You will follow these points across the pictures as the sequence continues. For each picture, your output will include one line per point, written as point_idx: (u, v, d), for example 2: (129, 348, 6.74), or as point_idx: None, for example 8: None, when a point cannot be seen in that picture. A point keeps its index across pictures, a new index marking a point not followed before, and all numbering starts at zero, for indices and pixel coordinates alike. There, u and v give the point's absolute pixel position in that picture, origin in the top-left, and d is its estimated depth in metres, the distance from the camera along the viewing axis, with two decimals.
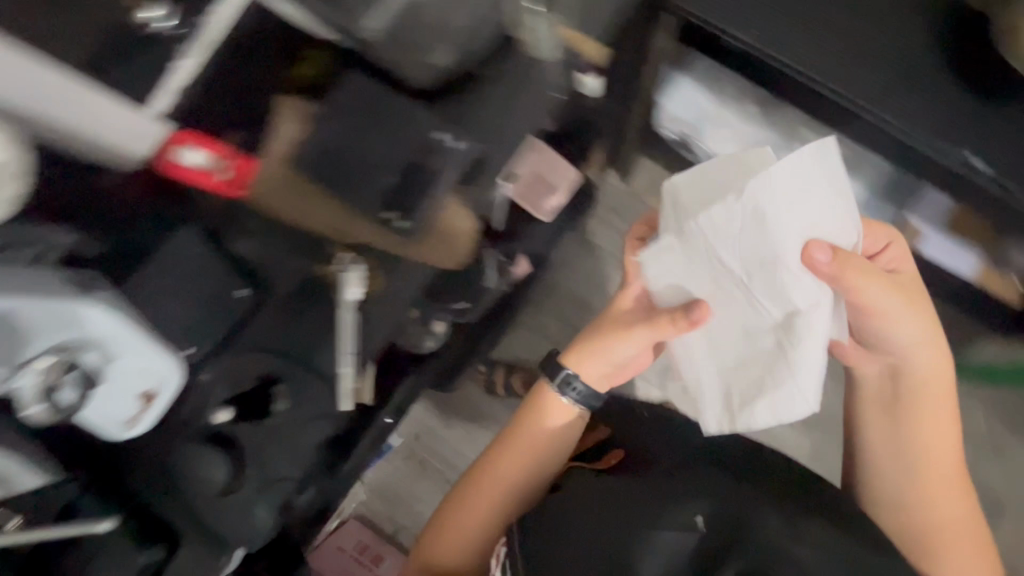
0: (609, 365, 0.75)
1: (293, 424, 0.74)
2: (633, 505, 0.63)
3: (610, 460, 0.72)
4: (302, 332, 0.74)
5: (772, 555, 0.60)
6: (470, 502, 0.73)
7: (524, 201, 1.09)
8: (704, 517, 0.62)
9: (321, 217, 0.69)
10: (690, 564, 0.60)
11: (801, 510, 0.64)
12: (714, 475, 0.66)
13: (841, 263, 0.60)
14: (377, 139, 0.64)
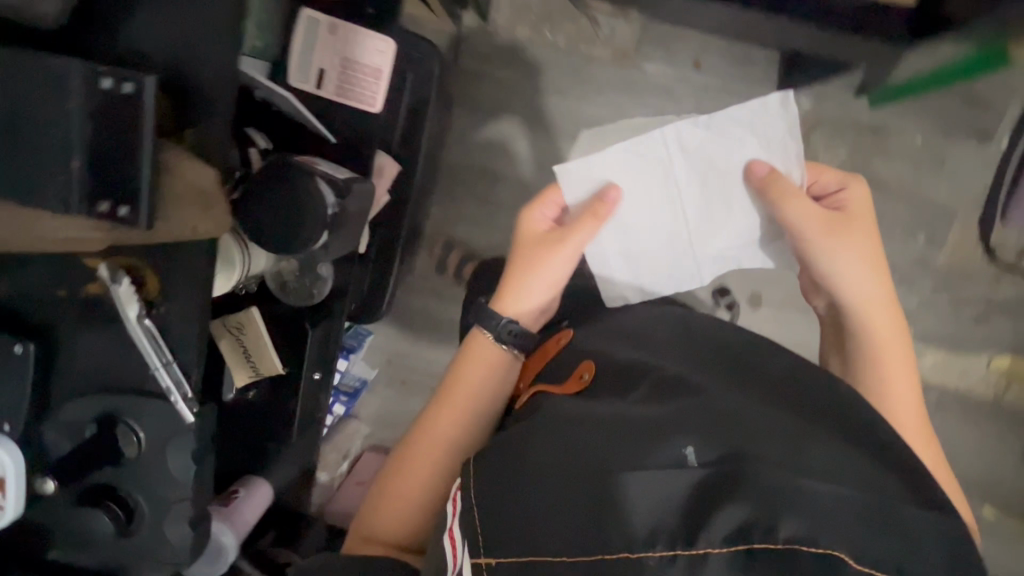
0: (543, 252, 0.76)
1: (154, 446, 0.62)
2: (612, 444, 0.50)
3: (581, 376, 0.65)
4: (112, 357, 0.60)
5: (784, 485, 0.44)
6: (409, 467, 0.72)
7: (342, 99, 0.95)
8: (697, 451, 0.48)
9: (261, 220, 0.82)
10: (684, 512, 0.45)
11: (813, 439, 0.50)
12: (721, 398, 0.54)
13: (778, 181, 0.73)
14: (30, 108, 0.48)
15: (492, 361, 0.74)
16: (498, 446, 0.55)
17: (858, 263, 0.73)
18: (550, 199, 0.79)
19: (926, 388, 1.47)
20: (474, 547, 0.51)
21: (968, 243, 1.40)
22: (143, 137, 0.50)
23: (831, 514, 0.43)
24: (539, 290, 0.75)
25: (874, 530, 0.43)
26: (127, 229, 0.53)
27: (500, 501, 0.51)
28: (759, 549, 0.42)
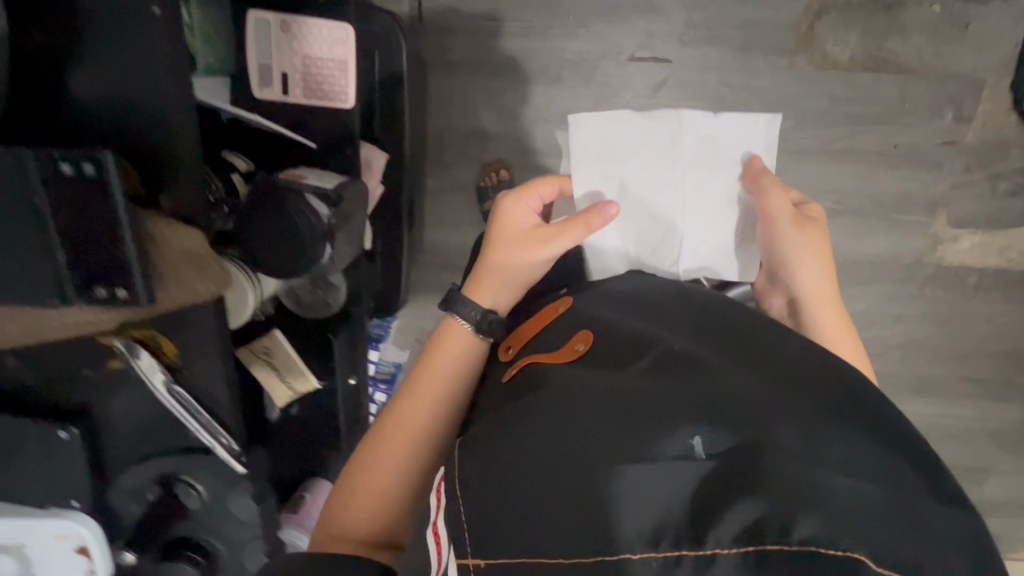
0: (521, 255, 0.73)
1: (216, 494, 0.66)
2: (614, 432, 0.48)
3: (576, 348, 0.60)
4: (154, 423, 0.61)
5: (796, 479, 0.41)
6: (375, 469, 0.71)
7: (312, 102, 0.88)
8: (704, 440, 0.45)
9: (263, 254, 0.80)
10: (687, 509, 0.43)
11: (832, 421, 0.46)
12: (734, 378, 0.50)
13: (769, 178, 0.72)
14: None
15: (459, 346, 0.74)
16: (496, 431, 0.52)
17: (817, 266, 0.76)
18: (538, 190, 0.76)
19: (965, 272, 1.42)
20: (463, 544, 0.49)
21: (1001, 111, 1.30)
22: (118, 217, 0.47)
23: (849, 511, 0.39)
24: (514, 282, 0.75)
25: (900, 529, 0.39)
26: (131, 308, 0.52)
27: (498, 493, 0.49)
28: (773, 551, 0.38)
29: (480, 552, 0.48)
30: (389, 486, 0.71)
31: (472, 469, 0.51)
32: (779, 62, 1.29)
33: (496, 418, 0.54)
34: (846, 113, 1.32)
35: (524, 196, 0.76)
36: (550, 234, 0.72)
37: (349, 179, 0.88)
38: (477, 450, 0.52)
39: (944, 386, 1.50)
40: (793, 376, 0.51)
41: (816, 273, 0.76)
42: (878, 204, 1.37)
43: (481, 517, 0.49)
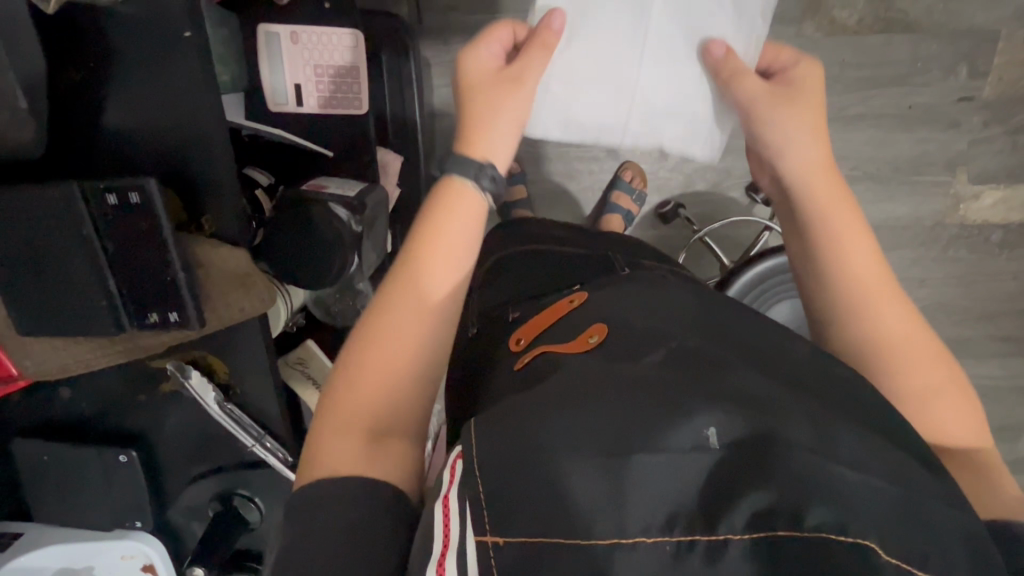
0: (480, 109, 0.60)
1: (272, 503, 0.67)
2: (629, 416, 0.45)
3: (589, 340, 0.57)
4: (208, 443, 0.63)
5: (808, 470, 0.41)
6: (361, 386, 0.56)
7: (327, 111, 0.89)
8: (720, 431, 0.43)
9: (289, 261, 0.80)
10: (701, 499, 0.41)
11: (838, 417, 0.46)
12: (744, 377, 0.48)
13: (734, 64, 0.61)
14: (51, 242, 0.49)
15: (468, 213, 0.59)
16: (504, 414, 0.47)
17: (810, 145, 0.61)
18: (496, 38, 0.61)
19: (989, 230, 1.40)
20: (478, 522, 0.43)
21: (1018, 63, 1.27)
22: (163, 241, 0.49)
23: (855, 504, 0.40)
24: (500, 144, 0.61)
25: (900, 522, 0.40)
26: (178, 331, 0.53)
27: (510, 470, 0.43)
28: (783, 538, 0.38)
29: (499, 533, 0.42)
30: (395, 384, 0.56)
31: (482, 453, 0.45)
32: (786, 31, 1.27)
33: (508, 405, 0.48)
34: (858, 78, 1.29)
35: (481, 47, 0.61)
36: (519, 81, 0.60)
37: (369, 185, 0.88)
38: (485, 433, 0.46)
39: (976, 346, 1.49)
40: (794, 375, 0.50)
41: (808, 154, 0.61)
42: (897, 168, 1.35)
43: (489, 494, 0.43)
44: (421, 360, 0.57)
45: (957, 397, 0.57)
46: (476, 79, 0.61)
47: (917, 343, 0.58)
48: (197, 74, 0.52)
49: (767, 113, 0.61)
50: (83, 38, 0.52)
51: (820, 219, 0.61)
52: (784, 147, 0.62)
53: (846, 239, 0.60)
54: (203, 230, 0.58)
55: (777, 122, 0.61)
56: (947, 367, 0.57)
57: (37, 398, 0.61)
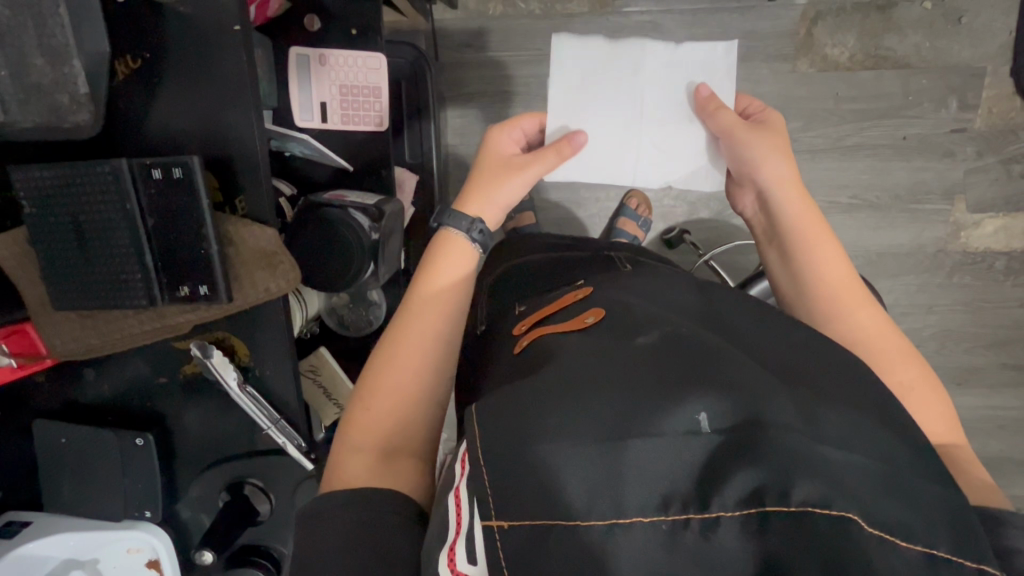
0: (489, 182, 0.71)
1: (281, 491, 0.68)
2: (625, 402, 0.41)
3: (585, 319, 0.55)
4: (223, 427, 0.67)
5: (798, 449, 0.37)
6: (372, 408, 0.59)
7: (348, 126, 0.94)
8: (712, 416, 0.40)
9: (311, 264, 0.83)
10: (694, 481, 0.38)
11: (826, 400, 0.43)
12: (742, 365, 0.44)
13: (717, 101, 0.70)
14: (96, 215, 0.55)
15: (464, 258, 0.67)
16: (506, 402, 0.43)
17: (785, 168, 0.67)
18: (521, 123, 0.74)
19: (992, 257, 1.42)
20: (484, 504, 0.40)
21: (1007, 96, 1.33)
22: (201, 214, 0.55)
23: (849, 483, 0.36)
24: (507, 197, 0.71)
25: (889, 495, 0.37)
26: (208, 304, 0.58)
27: (510, 465, 0.40)
28: (773, 512, 0.35)
29: (502, 517, 0.39)
30: (403, 406, 0.60)
31: (485, 443, 0.41)
32: (781, 68, 1.34)
33: (517, 390, 0.44)
34: (852, 110, 1.36)
35: (508, 130, 0.74)
36: (528, 159, 0.70)
37: (387, 198, 0.91)
38: (487, 420, 0.42)
39: (986, 375, 1.48)
40: (787, 357, 0.49)
41: (785, 174, 0.66)
42: (895, 196, 1.39)
43: (493, 480, 0.40)
44: (429, 382, 0.61)
45: (933, 396, 0.59)
46: (490, 159, 0.72)
47: (886, 341, 0.61)
48: (245, 68, 0.57)
49: (741, 137, 0.68)
50: (144, 33, 0.58)
51: (800, 233, 0.66)
52: (762, 167, 0.67)
53: (819, 251, 0.65)
54: (237, 211, 0.61)
55: (755, 144, 0.67)
56: (922, 368, 0.60)
57: (71, 376, 0.66)
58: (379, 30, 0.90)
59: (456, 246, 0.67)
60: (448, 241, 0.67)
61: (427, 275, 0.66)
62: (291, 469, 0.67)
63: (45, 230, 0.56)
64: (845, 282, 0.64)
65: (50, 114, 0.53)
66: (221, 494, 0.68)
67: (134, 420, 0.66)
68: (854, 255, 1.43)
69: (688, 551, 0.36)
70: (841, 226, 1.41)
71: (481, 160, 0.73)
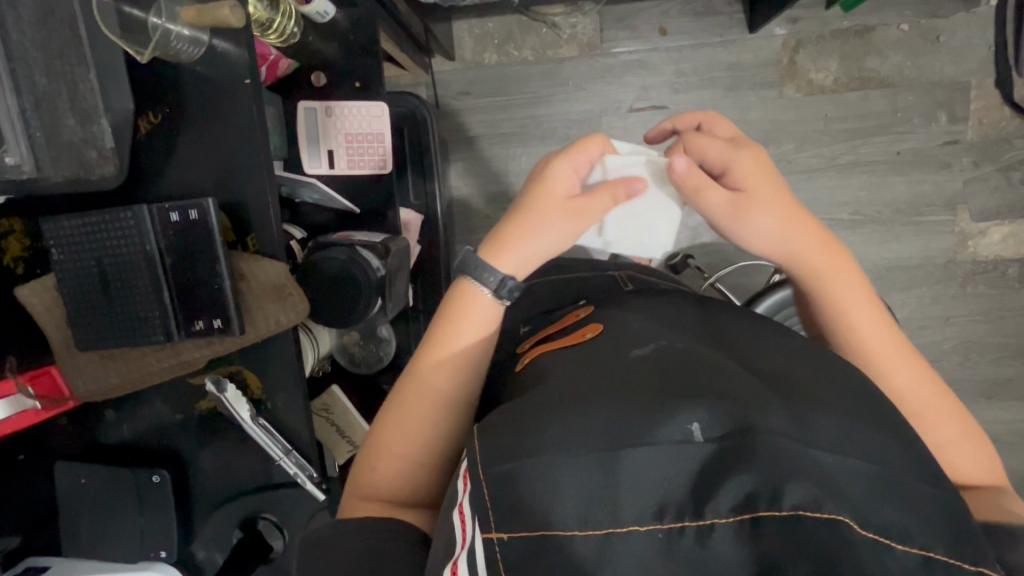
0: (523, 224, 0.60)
1: (293, 526, 0.68)
2: (620, 413, 0.43)
3: (584, 334, 0.58)
4: (238, 464, 0.68)
5: (790, 455, 0.39)
6: (381, 455, 0.61)
7: (354, 171, 1.00)
8: (704, 425, 0.41)
9: (321, 304, 0.84)
10: (690, 488, 0.39)
11: (816, 406, 0.45)
12: (733, 375, 0.47)
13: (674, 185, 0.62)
14: (118, 259, 0.59)
15: (483, 323, 0.60)
16: (505, 419, 0.45)
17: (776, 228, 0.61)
18: (589, 151, 0.62)
19: (1004, 265, 1.40)
20: (484, 517, 0.41)
21: (995, 106, 1.36)
22: (215, 251, 0.59)
23: (841, 484, 0.39)
24: (539, 244, 0.60)
25: (881, 495, 0.39)
26: (222, 337, 0.61)
27: (506, 479, 0.41)
28: (765, 516, 0.37)
29: (501, 528, 0.40)
30: (406, 452, 0.60)
31: (483, 458, 0.43)
32: (768, 94, 1.39)
33: (521, 406, 0.46)
34: (844, 130, 1.39)
35: (576, 157, 0.61)
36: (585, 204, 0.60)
37: (393, 236, 0.96)
38: (488, 439, 0.44)
39: (1015, 386, 1.44)
40: (784, 371, 0.50)
41: (805, 243, 0.61)
42: (897, 209, 1.40)
43: (493, 495, 0.41)
44: (433, 440, 0.60)
45: (971, 450, 0.59)
46: (549, 185, 0.61)
47: (941, 401, 0.59)
48: (256, 115, 0.62)
49: (732, 224, 0.61)
50: (163, 94, 0.63)
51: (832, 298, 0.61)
52: (774, 243, 0.61)
53: (853, 317, 0.60)
54: (249, 249, 0.64)
55: (752, 229, 0.61)
56: (964, 423, 0.59)
57: (89, 417, 0.69)
58: (380, 81, 0.96)
59: (457, 306, 0.61)
60: (468, 300, 0.60)
61: (441, 327, 0.61)
62: (303, 504, 0.67)
63: (72, 276, 0.59)
64: (894, 338, 0.60)
65: (80, 169, 0.58)
66: (235, 531, 0.69)
67: (152, 457, 0.68)
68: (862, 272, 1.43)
69: (686, 558, 0.37)
70: (845, 243, 1.42)
71: (531, 189, 0.62)
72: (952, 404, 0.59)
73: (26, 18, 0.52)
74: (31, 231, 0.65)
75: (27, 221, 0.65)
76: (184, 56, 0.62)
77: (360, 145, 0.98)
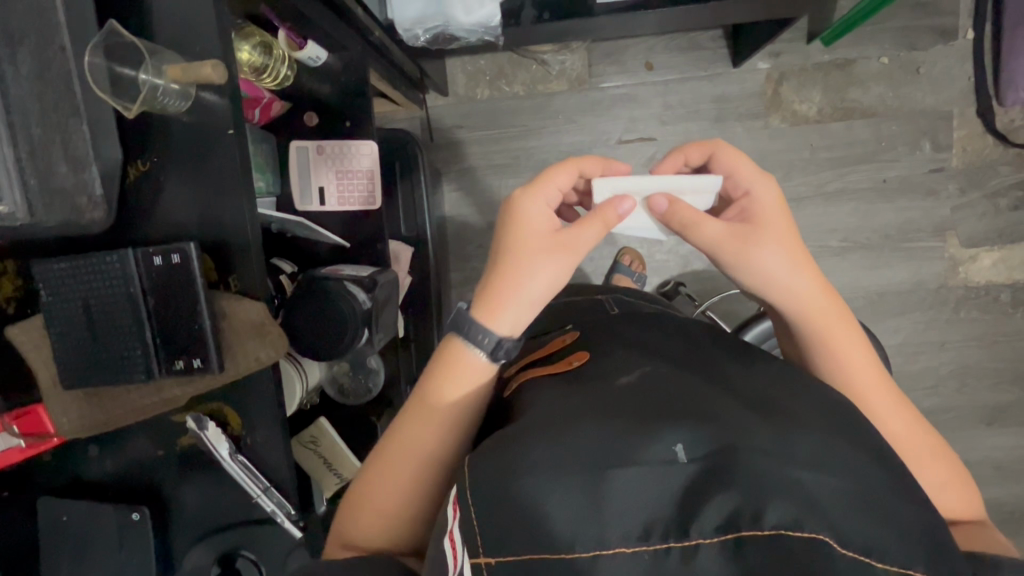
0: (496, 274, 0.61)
1: (272, 560, 0.69)
2: (608, 433, 0.44)
3: (571, 362, 0.59)
4: (218, 499, 0.69)
5: (771, 473, 0.41)
6: (370, 496, 0.62)
7: (345, 208, 1.03)
8: (687, 445, 0.43)
9: (310, 338, 0.86)
10: (675, 508, 0.41)
11: (797, 424, 0.47)
12: (713, 398, 0.49)
13: (680, 216, 0.63)
14: (102, 301, 0.61)
15: (474, 378, 0.60)
16: (498, 441, 0.46)
17: (782, 259, 0.61)
18: (555, 181, 0.63)
19: (996, 289, 1.41)
20: (472, 543, 0.42)
21: (978, 135, 1.38)
22: (197, 293, 0.61)
23: (821, 502, 0.40)
24: (530, 307, 0.60)
25: (863, 514, 0.41)
26: (202, 375, 0.63)
27: (496, 502, 0.42)
28: (749, 535, 0.39)
29: (489, 555, 0.42)
30: (404, 483, 0.61)
31: (471, 482, 0.43)
32: (754, 124, 1.42)
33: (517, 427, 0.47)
34: (830, 158, 1.42)
35: (541, 193, 0.62)
36: (571, 237, 0.60)
37: (380, 269, 0.98)
38: (482, 461, 0.45)
39: (1015, 411, 1.43)
40: (768, 391, 0.52)
41: (799, 286, 0.61)
42: (885, 235, 1.41)
43: (483, 524, 0.42)
44: (422, 488, 0.61)
45: (959, 490, 0.61)
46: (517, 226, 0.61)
47: (929, 448, 0.61)
48: (238, 158, 0.65)
49: (748, 256, 0.61)
50: (147, 140, 0.66)
51: (823, 338, 0.62)
52: (781, 286, 0.61)
53: (852, 364, 0.62)
54: (231, 288, 0.67)
55: (763, 268, 0.61)
56: (953, 470, 0.61)
57: (70, 454, 0.70)
58: (370, 121, 1.00)
59: (452, 366, 0.60)
60: (464, 360, 0.59)
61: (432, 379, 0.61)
62: (280, 540, 0.68)
63: (57, 318, 0.61)
64: (878, 384, 0.62)
65: (72, 213, 0.61)
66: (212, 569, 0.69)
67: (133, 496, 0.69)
68: (854, 297, 1.43)
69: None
70: (836, 269, 1.43)
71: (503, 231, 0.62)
72: (936, 445, 0.62)
73: (24, 75, 0.56)
74: (23, 272, 0.68)
75: (19, 263, 0.67)
76: (171, 109, 0.65)
77: (350, 180, 1.01)
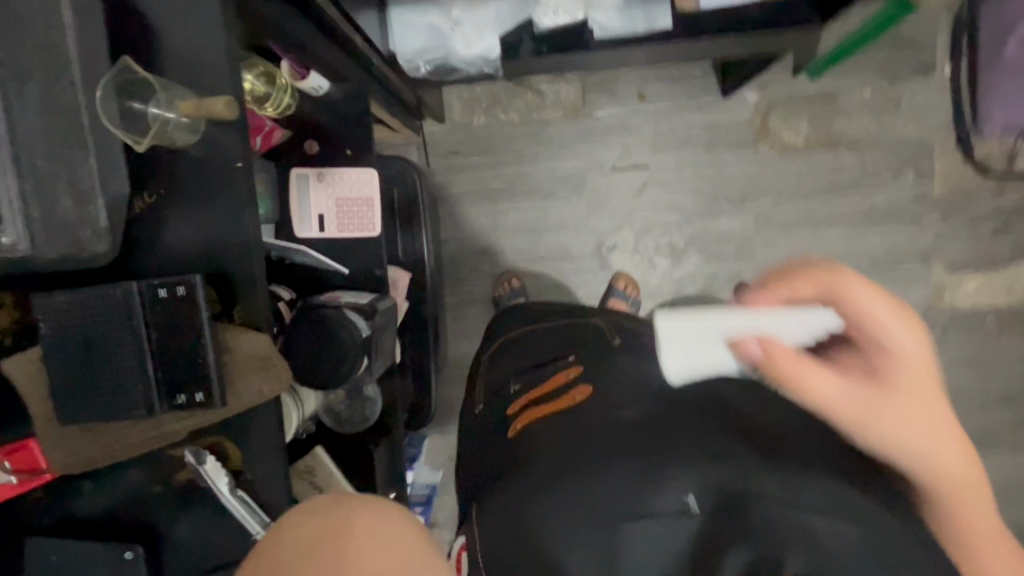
0: None
1: None
2: (625, 492, 0.59)
3: (574, 398, 0.72)
4: (214, 536, 0.68)
5: (775, 524, 0.52)
6: None
7: (344, 234, 1.03)
8: (696, 500, 0.56)
9: (310, 367, 0.85)
10: (688, 555, 0.54)
11: (790, 468, 0.57)
12: (710, 445, 0.60)
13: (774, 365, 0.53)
14: (104, 336, 0.60)
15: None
16: (533, 494, 0.63)
17: (910, 416, 0.53)
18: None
19: (982, 313, 1.44)
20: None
21: (959, 164, 1.43)
22: (201, 328, 0.60)
23: (828, 551, 0.50)
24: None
25: (868, 555, 0.50)
26: (204, 410, 0.62)
27: (541, 547, 0.60)
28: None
29: None
30: None
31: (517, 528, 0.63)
32: (744, 152, 1.46)
33: (547, 477, 0.64)
34: (817, 186, 1.45)
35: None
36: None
37: (380, 296, 0.98)
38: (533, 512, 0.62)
39: (1006, 434, 1.45)
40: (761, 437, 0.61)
41: (919, 444, 0.53)
42: (873, 261, 1.45)
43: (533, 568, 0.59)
44: None
45: None
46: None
47: None
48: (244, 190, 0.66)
49: (869, 413, 0.53)
50: (153, 173, 0.67)
51: (941, 499, 0.55)
52: (903, 448, 0.54)
53: (971, 528, 0.55)
54: (235, 321, 0.67)
55: (892, 429, 0.53)
56: None
57: (61, 491, 0.68)
58: (369, 150, 1.00)
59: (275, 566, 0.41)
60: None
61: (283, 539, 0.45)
62: None
63: (56, 352, 0.60)
64: (993, 537, 0.55)
65: (72, 247, 0.60)
66: None
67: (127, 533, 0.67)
68: None
69: None
70: None
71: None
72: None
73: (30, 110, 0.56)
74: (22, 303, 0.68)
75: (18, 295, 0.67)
76: (180, 142, 0.66)
77: (349, 207, 1.02)
